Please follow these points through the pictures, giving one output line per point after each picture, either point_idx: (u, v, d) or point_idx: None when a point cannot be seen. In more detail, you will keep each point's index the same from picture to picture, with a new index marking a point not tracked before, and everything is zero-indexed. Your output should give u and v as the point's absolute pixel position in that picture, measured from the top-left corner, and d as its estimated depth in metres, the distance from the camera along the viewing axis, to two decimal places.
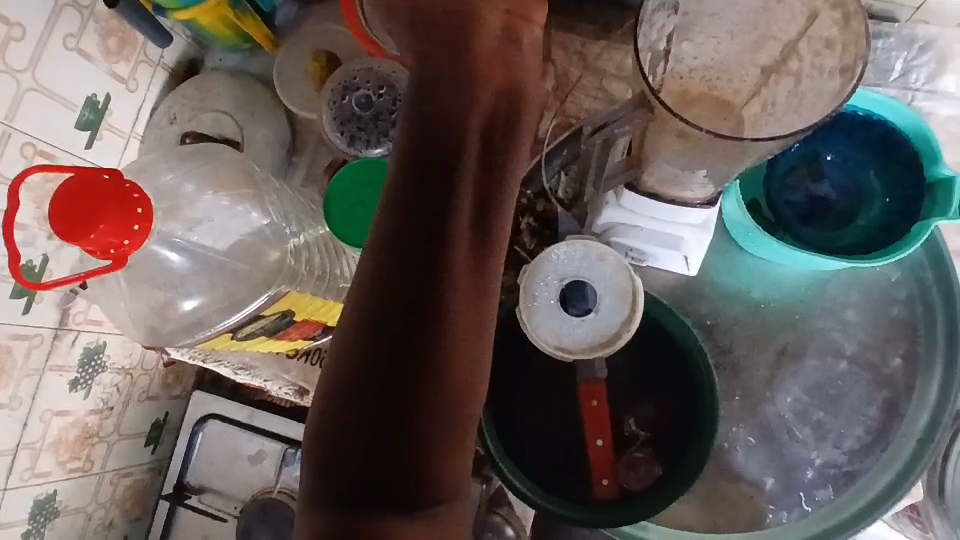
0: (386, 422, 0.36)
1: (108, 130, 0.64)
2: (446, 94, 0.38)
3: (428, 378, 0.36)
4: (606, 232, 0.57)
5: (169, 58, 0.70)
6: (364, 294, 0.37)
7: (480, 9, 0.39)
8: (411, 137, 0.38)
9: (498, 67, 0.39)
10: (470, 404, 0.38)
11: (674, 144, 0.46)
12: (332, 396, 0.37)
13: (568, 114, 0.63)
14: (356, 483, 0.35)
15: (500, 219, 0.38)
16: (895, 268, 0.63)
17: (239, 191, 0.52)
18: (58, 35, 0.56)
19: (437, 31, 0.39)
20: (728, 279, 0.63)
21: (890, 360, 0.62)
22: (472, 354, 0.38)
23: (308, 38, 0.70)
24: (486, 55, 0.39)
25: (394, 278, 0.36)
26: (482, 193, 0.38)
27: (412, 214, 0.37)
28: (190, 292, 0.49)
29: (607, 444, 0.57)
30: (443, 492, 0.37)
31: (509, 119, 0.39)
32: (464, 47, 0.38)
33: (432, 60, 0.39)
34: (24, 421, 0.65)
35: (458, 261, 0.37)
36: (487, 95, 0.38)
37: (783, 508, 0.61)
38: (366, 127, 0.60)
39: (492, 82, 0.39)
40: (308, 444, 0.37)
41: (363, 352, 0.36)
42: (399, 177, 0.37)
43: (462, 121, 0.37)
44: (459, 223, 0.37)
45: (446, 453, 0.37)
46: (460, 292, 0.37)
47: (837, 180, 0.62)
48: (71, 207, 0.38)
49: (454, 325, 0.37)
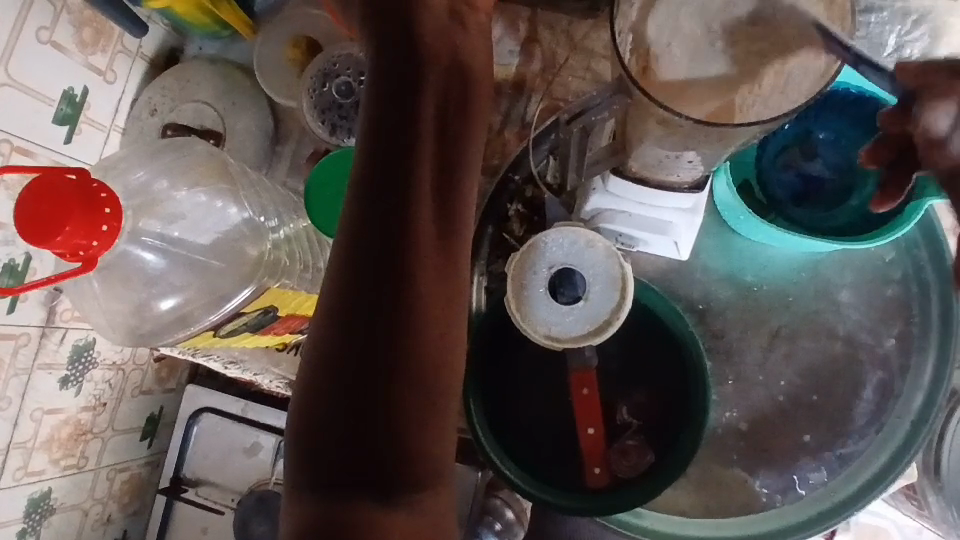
0: (364, 406, 0.36)
1: (86, 124, 0.63)
2: (398, 79, 0.38)
3: (401, 358, 0.36)
4: (595, 219, 0.55)
5: (148, 48, 0.69)
6: (333, 283, 0.36)
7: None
8: (369, 120, 0.38)
9: (445, 50, 0.40)
10: (446, 383, 0.38)
11: (659, 131, 0.45)
12: (309, 389, 0.36)
13: (555, 96, 0.62)
14: (339, 472, 0.35)
15: (462, 196, 0.39)
16: (889, 249, 0.62)
17: (215, 186, 0.51)
18: (30, 28, 0.55)
19: (386, 23, 0.40)
20: (721, 262, 0.62)
21: (884, 340, 0.61)
22: (446, 333, 0.38)
23: (287, 23, 0.68)
24: (432, 40, 0.40)
25: (362, 263, 0.36)
26: (443, 171, 0.38)
27: (376, 196, 0.36)
28: (166, 291, 0.48)
29: (600, 433, 0.56)
30: (427, 474, 0.36)
31: (462, 96, 0.40)
32: (411, 33, 0.40)
33: (384, 45, 0.40)
34: (14, 421, 0.64)
35: (424, 240, 0.37)
36: (435, 76, 0.39)
37: (777, 492, 0.60)
38: (348, 116, 0.59)
39: (438, 65, 0.39)
40: (289, 439, 0.36)
41: (335, 340, 0.36)
42: (361, 161, 0.37)
43: (417, 101, 0.38)
44: (423, 202, 0.37)
45: (426, 434, 0.37)
46: (429, 270, 0.37)
47: (831, 159, 0.61)
48: (35, 210, 0.37)
49: (426, 307, 0.37)
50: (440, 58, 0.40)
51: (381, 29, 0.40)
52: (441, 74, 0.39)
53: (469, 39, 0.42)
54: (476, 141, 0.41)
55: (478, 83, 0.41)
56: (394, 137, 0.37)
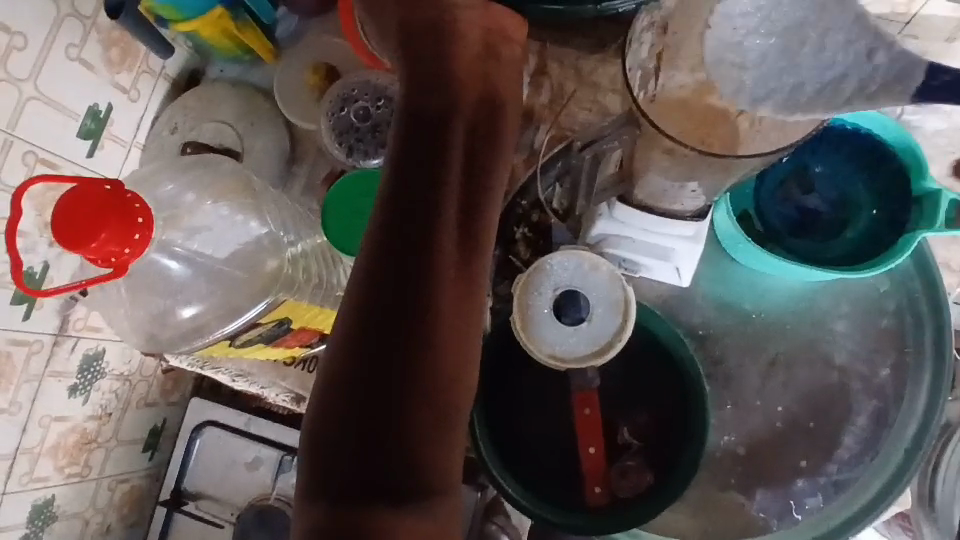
0: (379, 417, 0.37)
1: (109, 139, 0.65)
2: (432, 106, 0.39)
3: (417, 373, 0.37)
4: (600, 243, 0.58)
5: (171, 69, 0.71)
6: (354, 298, 0.38)
7: (460, 25, 0.41)
8: (399, 142, 0.39)
9: (480, 78, 0.41)
10: (458, 400, 0.39)
11: (664, 161, 0.49)
12: (325, 396, 0.38)
13: (562, 126, 0.64)
14: (351, 479, 0.36)
15: (486, 220, 0.40)
16: (884, 279, 0.64)
17: (239, 200, 0.53)
18: (60, 46, 0.57)
19: (419, 48, 0.41)
20: (721, 290, 0.64)
21: (879, 370, 0.63)
22: (461, 351, 0.39)
23: (307, 50, 0.71)
24: (468, 69, 0.41)
25: (383, 280, 0.38)
26: (469, 195, 0.39)
27: (400, 218, 0.38)
28: (189, 300, 0.51)
29: (600, 452, 0.58)
30: (436, 487, 0.38)
31: (492, 125, 0.41)
32: (447, 60, 0.40)
33: (419, 68, 0.40)
34: (23, 427, 0.65)
35: (445, 262, 0.38)
36: (468, 105, 0.40)
37: (774, 516, 0.61)
38: (364, 138, 0.61)
39: (472, 93, 0.40)
40: (304, 444, 0.38)
41: (353, 353, 0.38)
42: (388, 183, 0.39)
43: (446, 127, 0.39)
44: (447, 227, 0.38)
45: (437, 447, 0.38)
46: (448, 291, 0.38)
47: (826, 192, 0.63)
48: (71, 216, 0.39)
49: (443, 327, 0.38)
50: (471, 85, 0.41)
51: (415, 52, 0.41)
52: (474, 103, 0.40)
53: (504, 70, 0.43)
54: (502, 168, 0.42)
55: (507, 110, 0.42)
56: (422, 161, 0.39)
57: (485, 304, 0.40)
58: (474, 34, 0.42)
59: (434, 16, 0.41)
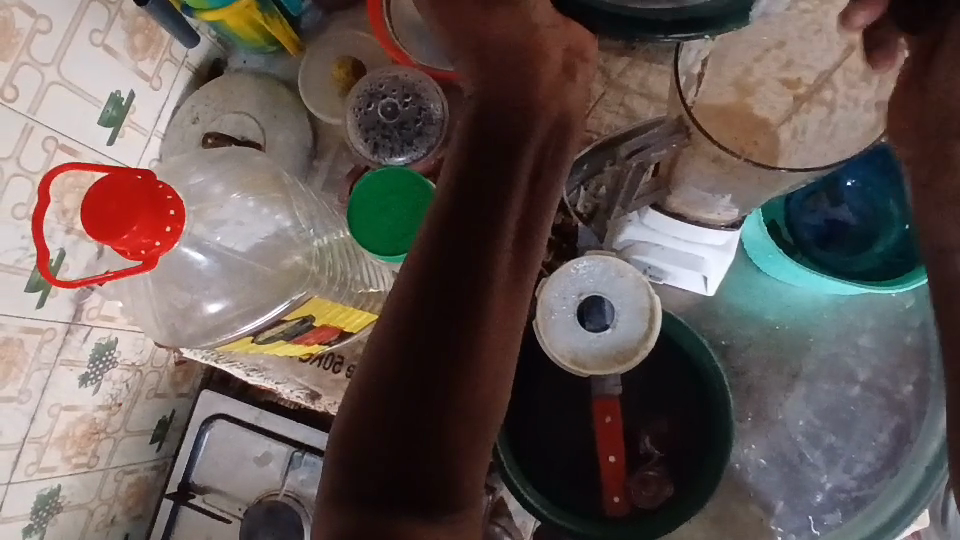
0: (419, 422, 0.38)
1: (130, 127, 0.64)
2: (505, 130, 0.45)
3: (461, 384, 0.39)
4: (627, 250, 0.57)
5: (194, 58, 0.70)
6: (405, 302, 0.40)
7: (545, 53, 0.48)
8: (468, 158, 0.44)
9: (553, 107, 0.48)
10: (490, 420, 0.41)
11: (707, 168, 0.48)
12: (365, 396, 0.39)
13: (588, 129, 0.62)
14: (383, 479, 0.37)
15: (532, 251, 0.44)
16: (910, 296, 0.63)
17: (265, 195, 0.52)
18: (84, 32, 0.57)
19: (498, 79, 0.48)
20: (744, 300, 0.63)
21: (901, 386, 0.62)
22: (499, 371, 0.41)
23: (333, 45, 0.70)
24: (542, 99, 0.48)
25: (437, 287, 0.40)
26: (523, 226, 0.43)
27: (459, 235, 0.41)
28: (215, 295, 0.50)
29: (620, 461, 0.57)
30: (465, 499, 0.38)
31: (555, 152, 0.48)
32: (526, 91, 0.48)
33: (496, 98, 0.47)
34: (32, 415, 0.65)
35: (495, 284, 0.41)
36: (537, 133, 0.46)
37: (792, 531, 0.61)
38: (390, 135, 0.60)
39: (542, 125, 0.47)
40: (336, 443, 0.38)
41: (401, 356, 0.39)
42: (449, 201, 0.42)
43: (515, 153, 0.45)
44: (502, 250, 0.41)
45: (470, 457, 0.39)
46: (496, 311, 0.41)
47: (856, 205, 0.62)
48: (103, 207, 0.39)
49: (487, 341, 0.40)
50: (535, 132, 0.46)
51: (487, 97, 0.47)
52: (542, 132, 0.47)
53: (572, 95, 0.50)
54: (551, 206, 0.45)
55: (566, 141, 0.49)
56: (483, 186, 0.43)
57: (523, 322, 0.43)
58: (553, 61, 0.49)
59: (517, 49, 0.48)
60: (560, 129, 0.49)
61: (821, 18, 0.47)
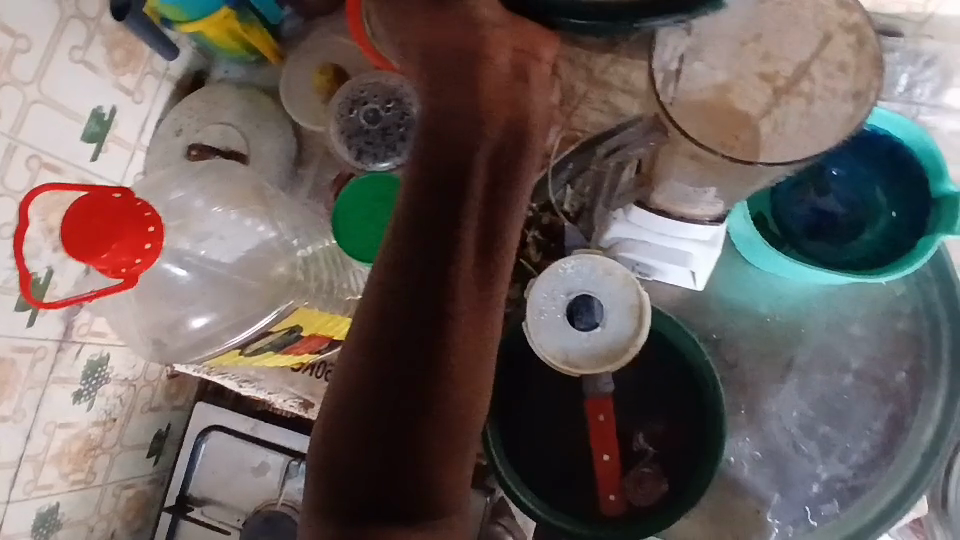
0: (392, 439, 0.36)
1: (113, 142, 0.64)
2: (457, 126, 0.38)
3: (431, 396, 0.37)
4: (613, 247, 0.57)
5: (175, 70, 0.70)
6: (370, 318, 0.38)
7: (489, 45, 0.38)
8: (421, 162, 0.38)
9: (505, 103, 0.39)
10: (471, 423, 0.39)
11: (688, 166, 0.48)
12: (337, 414, 0.37)
13: (574, 127, 0.63)
14: (361, 497, 0.36)
15: (505, 245, 0.39)
16: (900, 282, 0.63)
17: (246, 207, 0.52)
18: (64, 47, 0.56)
19: (444, 67, 0.39)
20: (735, 293, 0.63)
21: (895, 374, 0.62)
22: (476, 374, 0.39)
23: (313, 51, 0.69)
24: (492, 91, 0.38)
25: (400, 302, 0.37)
26: (491, 220, 0.38)
27: (418, 249, 0.37)
28: (201, 309, 0.50)
29: (615, 460, 0.57)
30: (447, 505, 0.37)
31: (516, 153, 0.39)
32: (472, 85, 0.38)
33: (444, 89, 0.39)
34: (27, 434, 0.64)
35: (461, 294, 0.37)
36: (495, 129, 0.38)
37: (789, 523, 0.61)
38: (373, 141, 0.59)
39: (497, 119, 0.38)
40: (316, 458, 0.38)
41: (368, 374, 0.37)
42: (407, 203, 0.38)
43: (469, 153, 0.38)
44: (465, 260, 0.37)
45: (450, 466, 0.37)
46: (465, 315, 0.38)
47: (843, 194, 0.62)
48: (82, 227, 0.39)
49: (458, 353, 0.38)
50: (493, 127, 0.38)
51: (434, 88, 0.39)
52: (500, 128, 0.38)
53: (532, 93, 0.40)
54: (525, 187, 0.40)
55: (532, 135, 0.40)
56: (439, 194, 0.37)
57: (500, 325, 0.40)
58: (501, 58, 0.39)
59: (461, 35, 0.38)
60: (522, 120, 0.39)
61: (799, 10, 0.46)
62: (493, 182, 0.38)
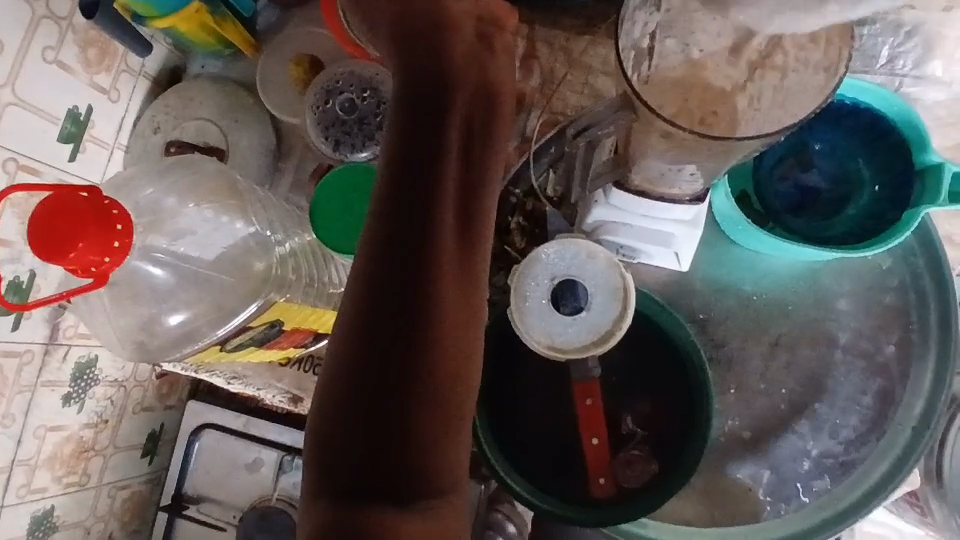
0: (380, 416, 0.36)
1: (91, 142, 0.63)
2: (427, 93, 0.38)
3: (416, 372, 0.36)
4: (596, 231, 0.57)
5: (151, 67, 0.69)
6: (353, 297, 0.37)
7: (455, 17, 0.40)
8: (395, 132, 0.38)
9: (473, 66, 0.39)
10: (460, 398, 0.38)
11: (661, 145, 0.47)
12: (326, 397, 0.37)
13: (555, 110, 0.62)
14: (352, 479, 0.36)
15: (482, 211, 0.39)
16: (887, 256, 0.62)
17: (221, 202, 0.52)
18: (36, 48, 0.56)
19: (414, 39, 0.40)
20: (720, 272, 0.63)
21: (883, 348, 0.62)
22: (462, 347, 0.38)
23: (289, 42, 0.69)
24: (462, 58, 0.39)
25: (380, 277, 0.37)
26: (467, 188, 0.38)
27: (397, 220, 0.37)
28: (175, 307, 0.49)
29: (603, 443, 0.57)
30: (440, 483, 0.37)
31: (487, 115, 0.39)
32: (441, 53, 0.39)
33: (414, 60, 0.39)
34: (18, 439, 0.64)
35: (443, 263, 0.37)
36: (464, 92, 0.39)
37: (781, 500, 0.61)
38: (350, 131, 0.59)
39: (466, 83, 0.39)
40: (309, 444, 0.37)
41: (353, 354, 0.37)
42: (382, 177, 0.38)
43: (440, 117, 0.38)
44: (443, 227, 0.37)
45: (440, 441, 0.37)
46: (448, 289, 0.37)
47: (826, 169, 0.62)
48: (49, 228, 0.38)
49: (442, 324, 0.37)
50: (463, 91, 0.39)
51: (405, 59, 0.40)
52: (470, 91, 0.39)
53: (499, 57, 0.41)
54: (500, 154, 0.40)
55: (503, 97, 0.40)
56: (414, 162, 0.37)
57: (485, 293, 0.39)
58: (466, 28, 0.40)
59: (429, 11, 0.40)
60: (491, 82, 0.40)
61: None
62: (466, 146, 0.38)
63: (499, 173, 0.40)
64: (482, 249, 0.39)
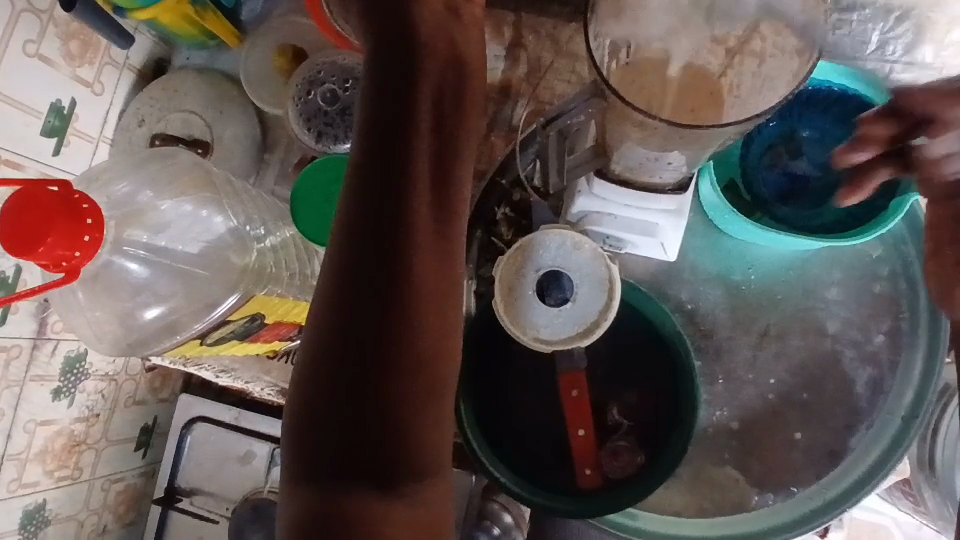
0: (359, 398, 0.36)
1: (75, 135, 0.63)
2: (396, 70, 0.38)
3: (394, 352, 0.37)
4: (582, 221, 0.56)
5: (136, 59, 0.69)
6: (329, 282, 0.38)
7: None
8: (366, 112, 0.38)
9: (441, 40, 0.39)
10: (438, 374, 0.38)
11: (634, 132, 0.46)
12: (304, 382, 0.37)
13: (542, 100, 0.61)
14: (335, 463, 0.36)
15: (456, 186, 0.39)
16: (877, 245, 0.62)
17: (200, 195, 0.52)
18: (17, 42, 0.55)
19: (381, 16, 0.40)
20: (709, 262, 0.62)
21: (873, 337, 0.61)
22: (440, 323, 0.39)
23: (274, 33, 0.68)
24: (430, 32, 0.39)
25: (356, 260, 0.37)
26: (440, 167, 0.39)
27: (372, 200, 0.37)
28: (151, 301, 0.49)
29: (589, 435, 0.56)
30: (424, 462, 0.38)
31: (457, 91, 0.40)
32: (407, 28, 0.39)
33: (382, 37, 0.39)
34: (7, 433, 0.64)
35: (418, 244, 0.37)
36: (433, 66, 0.39)
37: (769, 490, 0.60)
38: (333, 123, 0.59)
39: (435, 58, 0.39)
40: (289, 430, 0.38)
41: (330, 337, 0.37)
42: (354, 158, 0.38)
43: (410, 94, 0.38)
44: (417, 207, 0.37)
45: (423, 420, 0.38)
46: (425, 268, 0.38)
47: (816, 157, 0.61)
48: (18, 223, 0.38)
49: (420, 303, 0.37)
50: (432, 66, 0.39)
51: (374, 36, 0.40)
52: (438, 65, 0.39)
53: (465, 29, 0.41)
54: (471, 130, 0.41)
55: (473, 71, 0.41)
56: (387, 140, 0.37)
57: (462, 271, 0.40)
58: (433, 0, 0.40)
59: None
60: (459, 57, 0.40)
61: None
62: (438, 122, 0.39)
63: (471, 150, 0.41)
64: (458, 227, 0.40)
